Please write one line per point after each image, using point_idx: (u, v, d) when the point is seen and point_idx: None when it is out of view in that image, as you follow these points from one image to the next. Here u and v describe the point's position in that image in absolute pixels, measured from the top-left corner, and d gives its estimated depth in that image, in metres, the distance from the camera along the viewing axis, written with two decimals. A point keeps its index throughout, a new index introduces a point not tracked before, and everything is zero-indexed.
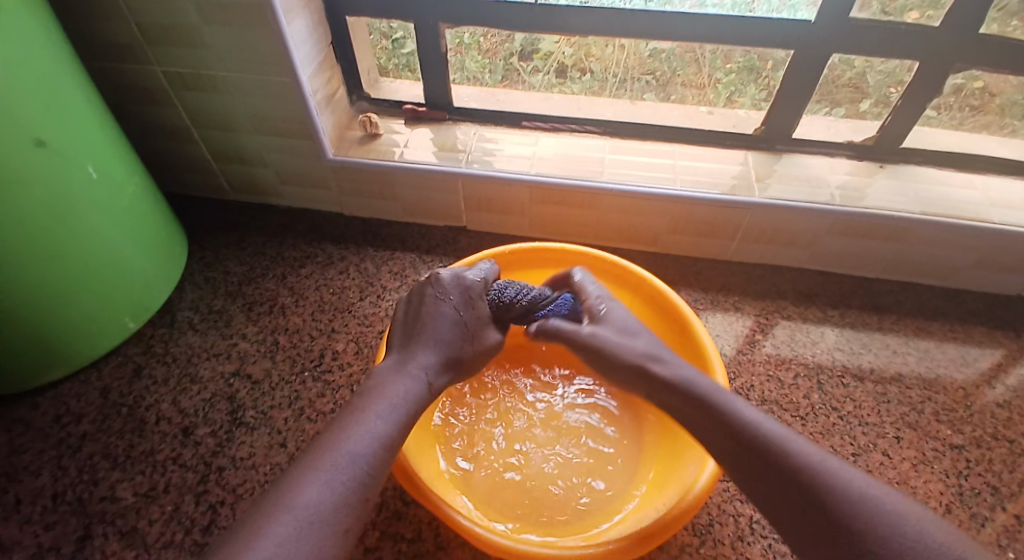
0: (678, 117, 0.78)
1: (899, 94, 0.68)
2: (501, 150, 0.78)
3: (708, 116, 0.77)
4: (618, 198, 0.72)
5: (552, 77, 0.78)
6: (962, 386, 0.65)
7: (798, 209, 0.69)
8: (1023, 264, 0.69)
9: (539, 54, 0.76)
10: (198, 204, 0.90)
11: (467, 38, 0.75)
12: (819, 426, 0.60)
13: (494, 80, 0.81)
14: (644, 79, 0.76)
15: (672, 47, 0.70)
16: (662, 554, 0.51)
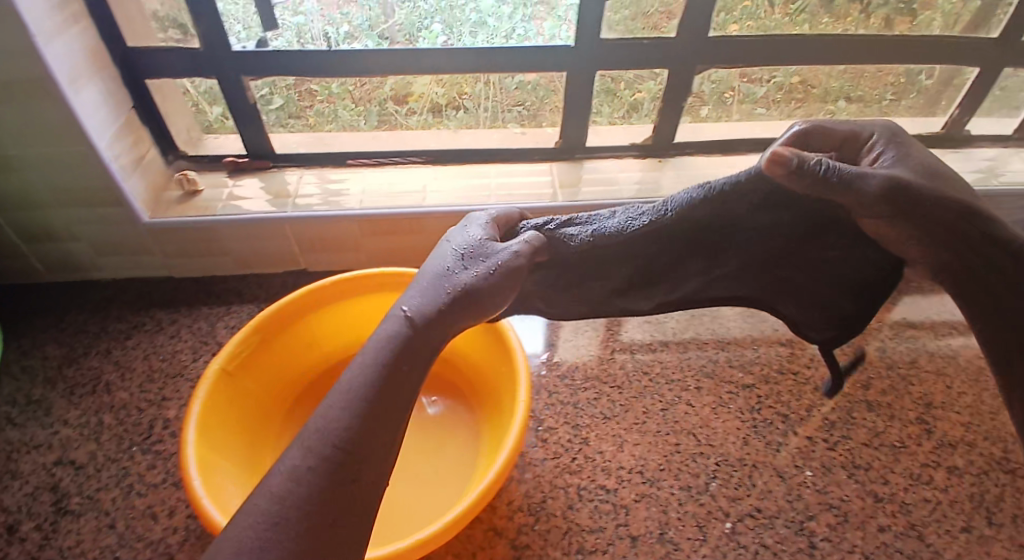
0: (498, 139, 0.85)
1: (660, 101, 0.80)
2: (348, 190, 0.81)
3: (522, 136, 0.85)
4: (445, 220, 0.78)
5: (428, 116, 0.84)
6: (753, 334, 0.74)
7: (594, 206, 0.79)
8: None
9: (413, 97, 0.81)
10: (12, 291, 0.84)
11: (337, 88, 0.80)
12: (633, 391, 0.68)
13: (370, 124, 0.85)
14: (515, 110, 0.84)
15: (535, 79, 0.79)
16: (502, 540, 0.55)
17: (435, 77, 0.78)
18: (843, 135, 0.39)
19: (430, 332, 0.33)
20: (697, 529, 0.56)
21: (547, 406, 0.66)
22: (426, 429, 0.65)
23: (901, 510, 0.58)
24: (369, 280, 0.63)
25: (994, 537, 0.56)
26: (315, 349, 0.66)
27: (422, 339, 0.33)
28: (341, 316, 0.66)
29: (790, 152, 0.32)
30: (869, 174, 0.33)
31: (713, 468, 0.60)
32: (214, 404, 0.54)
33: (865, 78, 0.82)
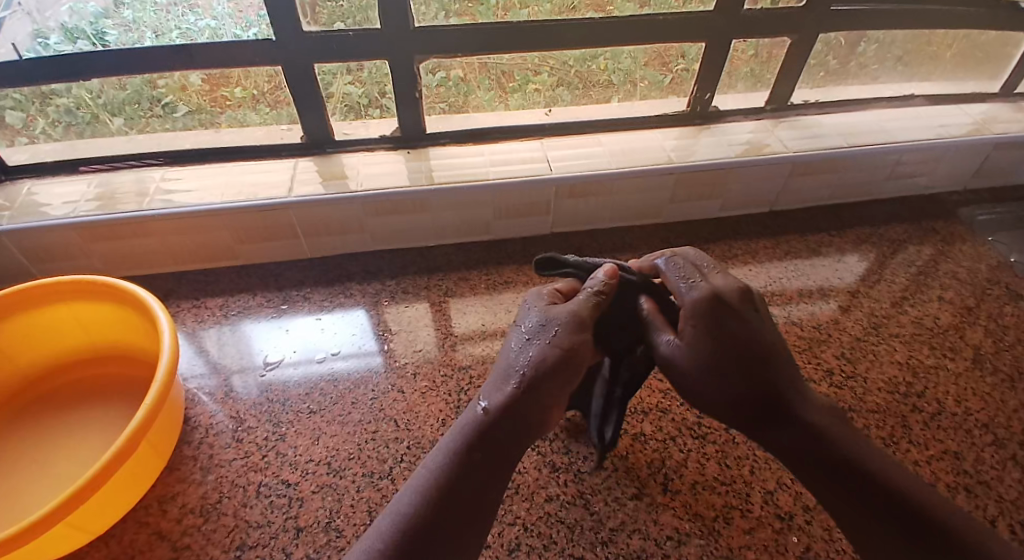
0: (261, 136, 0.83)
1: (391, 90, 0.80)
2: (191, 189, 0.79)
3: (289, 131, 0.83)
4: (166, 221, 0.76)
5: (348, 114, 0.83)
6: (484, 321, 0.76)
7: (326, 201, 0.77)
8: (529, 207, 0.83)
9: (333, 98, 0.80)
10: None
11: (242, 92, 0.79)
12: (349, 382, 0.68)
13: (283, 123, 0.83)
14: (440, 106, 0.84)
15: (456, 75, 0.80)
16: (164, 542, 0.55)
17: (356, 73, 0.77)
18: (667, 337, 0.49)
19: (506, 408, 0.45)
20: (367, 514, 0.57)
21: (253, 404, 0.66)
22: (111, 421, 0.63)
23: (573, 480, 0.59)
24: (41, 287, 0.61)
25: (664, 504, 0.57)
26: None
27: (504, 422, 0.45)
28: (21, 325, 0.63)
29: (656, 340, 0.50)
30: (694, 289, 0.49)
31: (402, 453, 0.62)
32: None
33: (775, 59, 0.88)
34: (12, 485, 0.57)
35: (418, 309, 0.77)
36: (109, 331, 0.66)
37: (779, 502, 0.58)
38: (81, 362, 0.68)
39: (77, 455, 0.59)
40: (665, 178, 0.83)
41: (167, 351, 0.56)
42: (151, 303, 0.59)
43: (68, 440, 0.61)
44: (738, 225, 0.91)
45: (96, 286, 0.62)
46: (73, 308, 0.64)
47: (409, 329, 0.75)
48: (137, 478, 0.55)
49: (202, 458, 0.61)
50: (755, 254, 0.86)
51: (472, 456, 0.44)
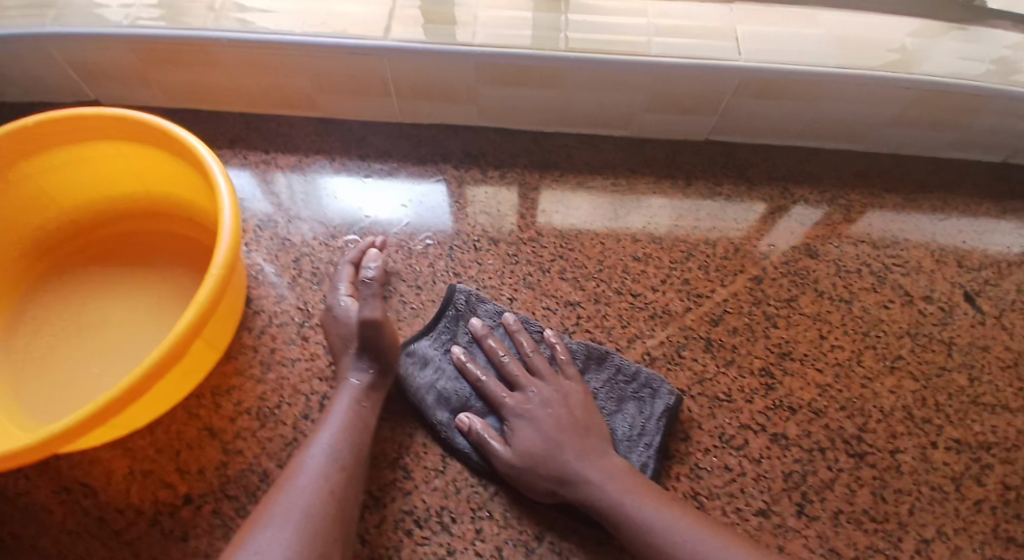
0: None
1: None
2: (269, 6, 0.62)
3: None
4: (235, 50, 0.60)
5: None
6: (564, 225, 0.61)
7: (434, 53, 0.58)
8: (696, 104, 0.61)
9: None
10: None
11: None
12: (433, 295, 0.57)
13: None
14: None
15: None
16: (215, 442, 0.49)
17: None
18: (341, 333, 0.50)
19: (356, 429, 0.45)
20: (439, 458, 0.48)
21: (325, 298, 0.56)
22: (174, 296, 0.55)
23: (688, 475, 0.48)
24: (82, 118, 0.49)
25: (795, 529, 0.46)
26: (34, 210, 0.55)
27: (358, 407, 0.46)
28: (78, 164, 0.54)
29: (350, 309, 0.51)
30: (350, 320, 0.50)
31: None
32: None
33: None
34: (68, 350, 0.52)
35: (505, 194, 0.63)
36: (162, 183, 0.56)
37: (932, 554, 0.45)
38: (129, 213, 0.60)
39: (128, 325, 0.53)
40: (896, 94, 0.59)
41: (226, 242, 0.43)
42: (212, 167, 0.46)
43: (121, 307, 0.54)
44: (961, 173, 0.67)
45: (153, 130, 0.49)
46: (111, 150, 0.53)
47: (472, 210, 0.62)
48: (174, 384, 0.45)
49: (262, 351, 0.53)
50: (974, 218, 0.64)
51: (365, 407, 0.46)
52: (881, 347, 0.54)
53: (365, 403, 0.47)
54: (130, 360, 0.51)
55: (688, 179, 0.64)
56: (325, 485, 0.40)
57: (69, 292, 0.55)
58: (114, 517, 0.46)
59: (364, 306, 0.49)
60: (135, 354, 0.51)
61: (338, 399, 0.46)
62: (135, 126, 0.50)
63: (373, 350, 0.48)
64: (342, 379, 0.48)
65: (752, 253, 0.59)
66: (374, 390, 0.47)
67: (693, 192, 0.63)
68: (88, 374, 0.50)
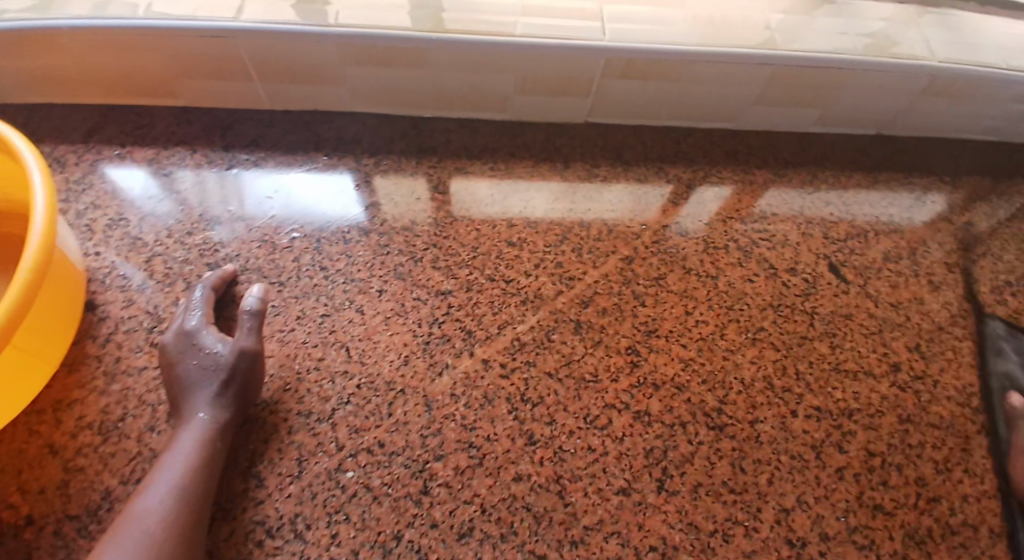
0: None
1: None
2: None
3: None
4: (76, 38, 0.56)
5: None
6: (474, 210, 0.60)
7: (288, 33, 0.55)
8: (565, 84, 0.61)
9: None
10: None
11: None
12: (297, 290, 0.55)
13: None
14: None
15: None
16: (54, 460, 0.46)
17: None
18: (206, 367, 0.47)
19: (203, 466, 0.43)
20: (295, 463, 0.47)
21: (178, 300, 0.53)
22: None
23: (552, 459, 0.47)
24: None
25: (654, 506, 0.46)
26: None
27: (206, 443, 0.44)
28: None
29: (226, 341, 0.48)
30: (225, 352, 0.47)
31: (348, 392, 0.50)
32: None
33: None
34: None
35: (379, 183, 0.61)
36: None
37: (792, 524, 0.46)
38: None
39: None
40: (759, 70, 0.60)
41: (34, 248, 0.40)
42: (28, 165, 0.44)
43: None
44: (832, 148, 0.68)
45: None
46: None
47: (344, 201, 0.60)
48: (13, 387, 0.44)
49: (107, 361, 0.50)
50: (843, 191, 0.66)
51: (216, 442, 0.44)
52: (743, 320, 0.55)
53: (215, 439, 0.44)
54: None
55: (566, 162, 0.64)
56: (160, 532, 0.38)
57: None
58: None
59: (241, 334, 0.48)
60: None
61: (184, 435, 0.44)
62: None
63: (237, 384, 0.47)
64: (190, 414, 0.45)
65: (625, 233, 0.59)
66: (226, 427, 0.45)
67: (571, 174, 0.63)
68: None
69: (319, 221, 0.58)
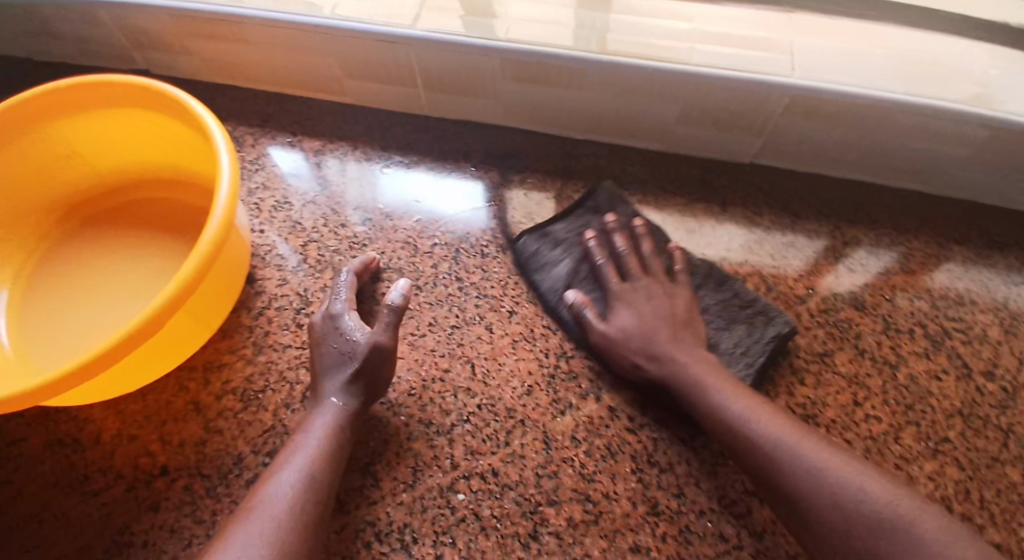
0: None
1: None
2: None
3: None
4: (265, 29, 0.59)
5: None
6: None
7: (455, 46, 0.56)
8: (739, 121, 0.56)
9: None
10: None
11: None
12: (432, 297, 0.54)
13: None
14: None
15: None
16: (196, 417, 0.48)
17: None
18: (343, 353, 0.46)
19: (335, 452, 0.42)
20: (410, 471, 0.45)
21: (323, 287, 0.55)
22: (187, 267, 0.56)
23: (676, 537, 0.42)
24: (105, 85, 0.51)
25: None
26: (71, 163, 0.58)
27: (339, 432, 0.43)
28: (109, 131, 0.56)
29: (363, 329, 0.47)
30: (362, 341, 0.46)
31: (469, 410, 0.48)
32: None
33: None
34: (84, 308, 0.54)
35: (521, 199, 0.60)
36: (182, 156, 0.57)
37: None
38: (160, 176, 0.61)
39: (139, 289, 0.55)
40: (972, 133, 0.51)
41: (216, 221, 0.42)
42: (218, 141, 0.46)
43: (135, 271, 0.56)
44: None
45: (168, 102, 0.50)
46: (134, 117, 0.54)
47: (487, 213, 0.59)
48: (177, 346, 0.47)
49: (256, 332, 0.53)
50: None
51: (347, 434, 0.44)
52: (925, 425, 0.47)
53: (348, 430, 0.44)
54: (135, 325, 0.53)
55: (724, 205, 0.58)
56: (292, 511, 0.38)
57: (97, 251, 0.58)
58: (93, 477, 0.46)
59: (378, 327, 0.47)
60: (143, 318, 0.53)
61: (318, 419, 0.44)
62: (153, 98, 0.50)
63: (368, 375, 0.46)
64: (325, 398, 0.45)
65: (788, 295, 0.53)
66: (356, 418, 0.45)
67: (729, 219, 0.58)
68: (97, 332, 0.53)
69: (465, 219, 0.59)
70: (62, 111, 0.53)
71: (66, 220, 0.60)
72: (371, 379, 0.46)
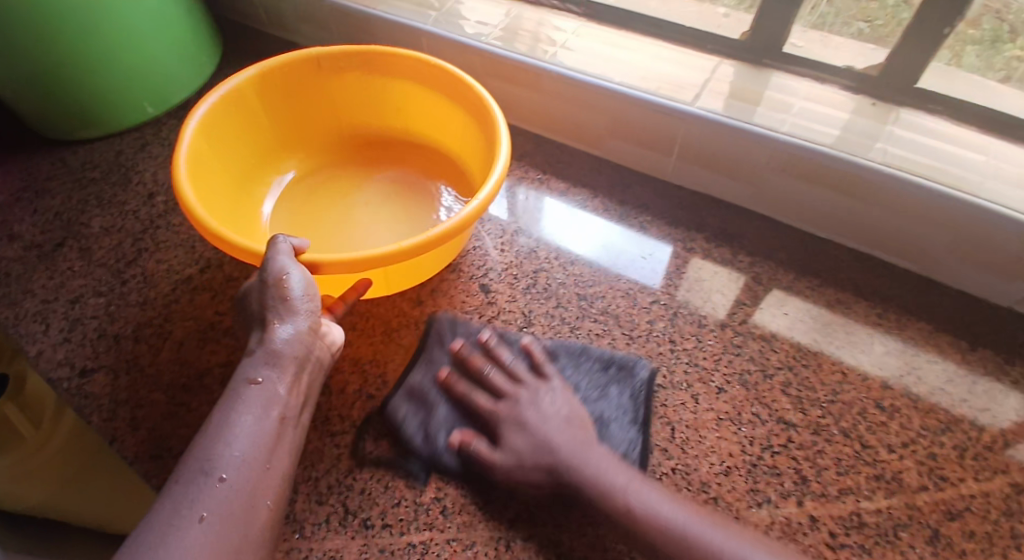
0: (692, 14, 0.69)
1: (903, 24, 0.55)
2: (599, 51, 0.70)
3: (724, 19, 0.67)
4: (559, 82, 0.69)
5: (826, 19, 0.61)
6: (841, 350, 0.56)
7: (735, 129, 0.60)
8: (1016, 267, 0.54)
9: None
10: (237, 28, 0.99)
11: None
12: (642, 350, 0.57)
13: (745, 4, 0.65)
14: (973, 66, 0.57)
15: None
16: None
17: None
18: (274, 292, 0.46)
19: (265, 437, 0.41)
20: None
21: (546, 312, 0.60)
22: (417, 205, 0.71)
23: None
24: (422, 63, 0.65)
25: None
26: (396, 115, 0.75)
27: (270, 397, 0.43)
28: (397, 93, 0.72)
29: (269, 266, 0.47)
30: (271, 275, 0.46)
31: (665, 470, 0.49)
32: (285, 70, 0.68)
33: None
34: (337, 213, 0.70)
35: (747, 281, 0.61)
36: (444, 124, 0.71)
37: None
38: (439, 157, 0.75)
39: (380, 212, 0.70)
40: None
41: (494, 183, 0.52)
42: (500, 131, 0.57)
43: (377, 197, 0.72)
44: None
45: (464, 85, 0.63)
46: (426, 89, 0.69)
47: (710, 286, 0.61)
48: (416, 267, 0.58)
49: None
50: None
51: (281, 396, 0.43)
52: None
53: (279, 393, 0.43)
54: (373, 240, 0.67)
55: (974, 341, 0.56)
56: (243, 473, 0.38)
57: (352, 172, 0.74)
58: (333, 420, 0.53)
59: (275, 265, 0.46)
60: (381, 231, 0.67)
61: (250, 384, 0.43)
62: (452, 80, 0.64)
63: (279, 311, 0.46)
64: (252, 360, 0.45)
65: None
66: (287, 379, 0.44)
67: (975, 360, 0.55)
68: (344, 230, 0.68)
69: (528, 418, 0.49)
70: (379, 67, 0.69)
71: (358, 143, 0.77)
72: (276, 312, 0.46)
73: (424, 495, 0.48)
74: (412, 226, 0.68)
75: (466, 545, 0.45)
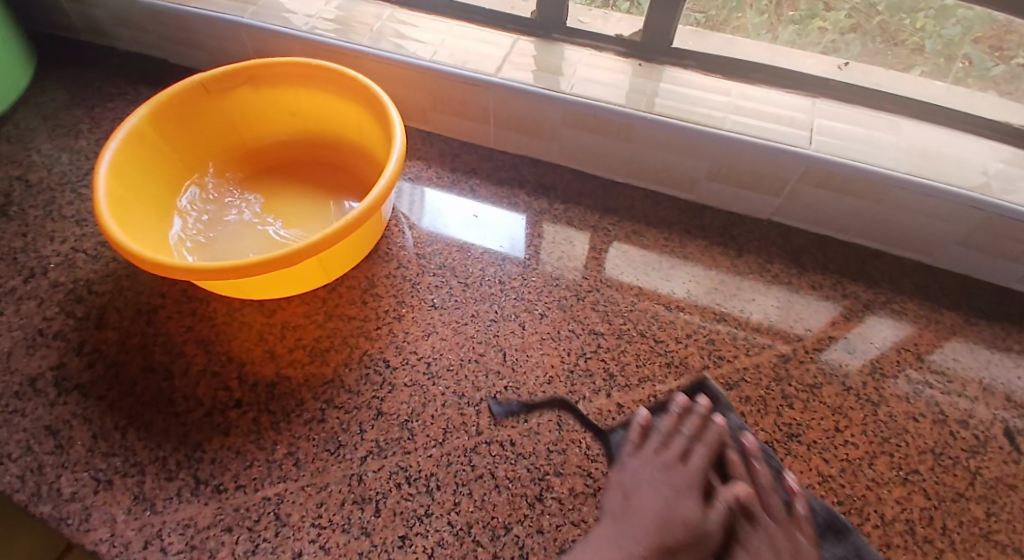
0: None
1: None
2: (413, 33, 0.76)
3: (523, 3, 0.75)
4: (376, 63, 0.74)
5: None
6: (635, 271, 0.66)
7: (528, 93, 0.68)
8: (759, 181, 0.66)
9: None
10: (45, 35, 0.93)
11: None
12: (476, 294, 0.64)
13: None
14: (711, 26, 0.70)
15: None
16: (272, 364, 0.58)
17: None
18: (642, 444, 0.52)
19: None
20: (441, 431, 0.54)
21: (388, 273, 0.66)
22: (327, 201, 0.72)
23: None
24: (304, 67, 0.67)
25: None
26: (279, 119, 0.74)
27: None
28: (279, 98, 0.72)
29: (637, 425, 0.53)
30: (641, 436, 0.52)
31: (496, 389, 0.57)
32: (176, 104, 0.66)
33: None
34: (250, 224, 0.69)
35: (563, 226, 0.70)
36: (336, 121, 0.73)
37: None
38: (332, 150, 0.76)
39: (295, 214, 0.70)
40: (967, 213, 0.60)
41: (396, 156, 0.56)
42: (392, 119, 0.61)
43: (287, 200, 0.72)
44: None
45: (353, 83, 0.65)
46: (311, 92, 0.70)
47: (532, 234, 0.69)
48: (337, 259, 0.61)
49: (328, 304, 0.63)
50: None
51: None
52: (898, 457, 0.53)
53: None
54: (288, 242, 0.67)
55: (740, 250, 0.68)
56: None
57: (253, 184, 0.73)
58: (178, 400, 0.56)
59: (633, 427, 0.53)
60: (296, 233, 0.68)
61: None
62: (340, 80, 0.66)
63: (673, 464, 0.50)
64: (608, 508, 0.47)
65: (788, 332, 0.62)
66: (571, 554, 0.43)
67: (741, 264, 0.67)
68: (256, 239, 0.68)
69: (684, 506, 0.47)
70: (253, 76, 0.69)
71: (269, 160, 0.76)
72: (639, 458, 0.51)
73: (276, 453, 0.52)
74: (322, 221, 0.69)
75: (320, 487, 0.51)
